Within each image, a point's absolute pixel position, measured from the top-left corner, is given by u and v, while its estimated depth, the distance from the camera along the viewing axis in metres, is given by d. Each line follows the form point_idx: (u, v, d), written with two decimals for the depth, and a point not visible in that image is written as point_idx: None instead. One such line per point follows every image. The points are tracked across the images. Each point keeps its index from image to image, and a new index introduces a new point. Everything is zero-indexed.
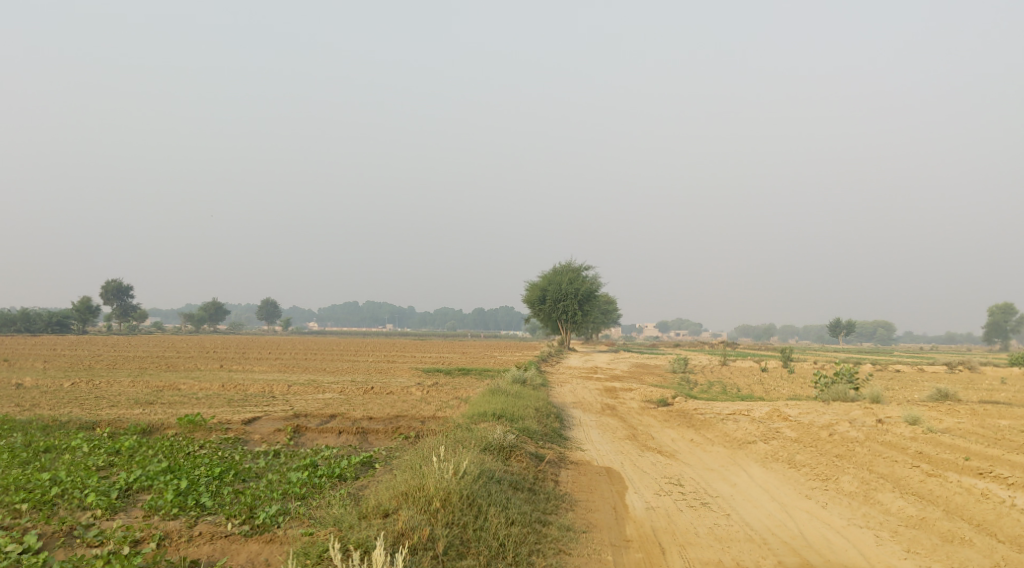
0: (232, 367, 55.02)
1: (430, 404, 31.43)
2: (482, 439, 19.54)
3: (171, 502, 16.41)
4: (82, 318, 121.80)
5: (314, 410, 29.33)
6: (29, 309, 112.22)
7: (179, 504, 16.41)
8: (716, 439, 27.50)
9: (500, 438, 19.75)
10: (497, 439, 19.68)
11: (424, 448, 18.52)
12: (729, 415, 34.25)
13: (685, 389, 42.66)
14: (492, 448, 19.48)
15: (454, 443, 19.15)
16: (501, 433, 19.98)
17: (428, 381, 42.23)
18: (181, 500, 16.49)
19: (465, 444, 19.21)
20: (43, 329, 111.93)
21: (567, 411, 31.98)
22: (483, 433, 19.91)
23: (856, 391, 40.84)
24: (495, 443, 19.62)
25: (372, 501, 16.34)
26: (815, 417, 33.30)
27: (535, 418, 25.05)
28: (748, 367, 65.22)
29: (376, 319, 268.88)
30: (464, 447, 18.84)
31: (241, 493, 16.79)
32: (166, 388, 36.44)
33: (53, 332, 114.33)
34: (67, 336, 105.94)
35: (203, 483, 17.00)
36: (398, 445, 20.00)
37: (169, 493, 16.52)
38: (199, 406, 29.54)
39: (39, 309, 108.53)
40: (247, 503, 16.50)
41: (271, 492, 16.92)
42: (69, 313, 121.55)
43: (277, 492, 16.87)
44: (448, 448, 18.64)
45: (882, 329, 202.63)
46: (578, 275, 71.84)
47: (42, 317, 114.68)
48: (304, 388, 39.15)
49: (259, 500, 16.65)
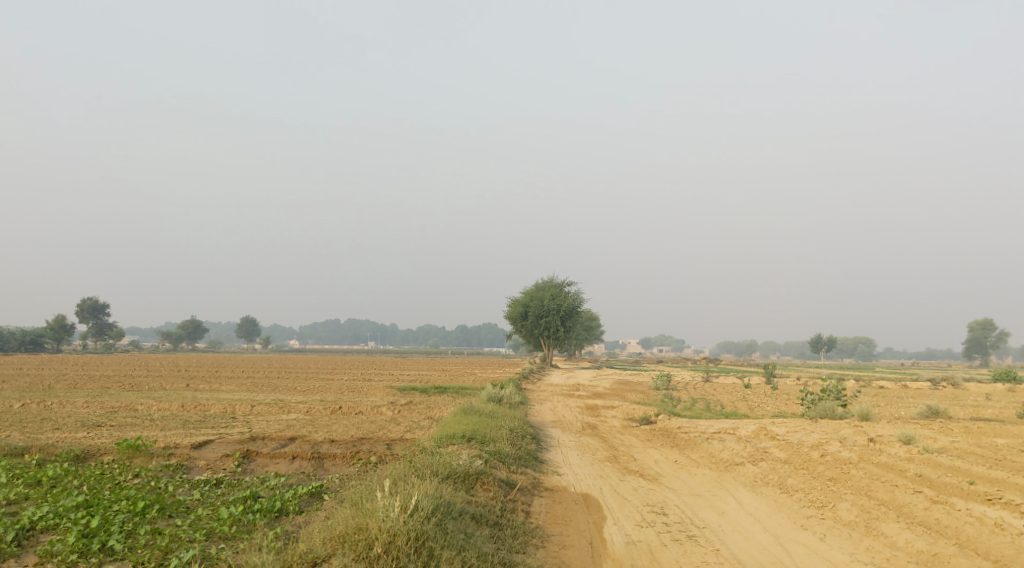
0: (198, 386, 52.90)
1: (399, 425, 29.70)
2: (447, 466, 17.82)
3: (72, 546, 14.66)
4: (55, 336, 118.77)
5: (273, 432, 27.50)
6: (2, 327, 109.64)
7: (82, 549, 14.65)
8: (702, 461, 25.86)
9: (467, 464, 18.05)
10: (462, 466, 17.95)
11: (380, 478, 16.76)
12: (714, 435, 32.67)
13: (668, 406, 41.04)
14: (457, 478, 17.76)
15: (415, 471, 17.42)
16: (468, 458, 18.27)
17: (401, 400, 40.43)
18: (86, 543, 14.74)
19: (427, 472, 17.50)
20: (17, 349, 109.29)
21: (544, 432, 30.29)
22: (447, 459, 18.18)
23: (845, 409, 39.33)
24: (461, 471, 17.92)
25: (301, 546, 14.63)
26: (804, 436, 31.73)
27: (508, 438, 23.32)
28: (731, 383, 63.63)
29: (358, 336, 266.18)
30: (423, 475, 17.11)
31: (158, 533, 15.03)
32: (121, 409, 34.47)
33: (25, 350, 111.53)
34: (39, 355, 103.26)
35: (120, 521, 15.24)
36: (353, 473, 18.25)
37: (74, 535, 14.78)
38: (150, 428, 27.61)
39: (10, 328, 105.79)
40: (162, 546, 14.73)
41: (194, 532, 15.14)
42: (44, 331, 118.89)
43: (200, 532, 15.08)
44: (407, 478, 16.91)
45: (864, 345, 201.69)
46: (559, 291, 70.24)
47: (15, 335, 112.04)
48: (269, 408, 37.26)
49: (176, 542, 14.87)
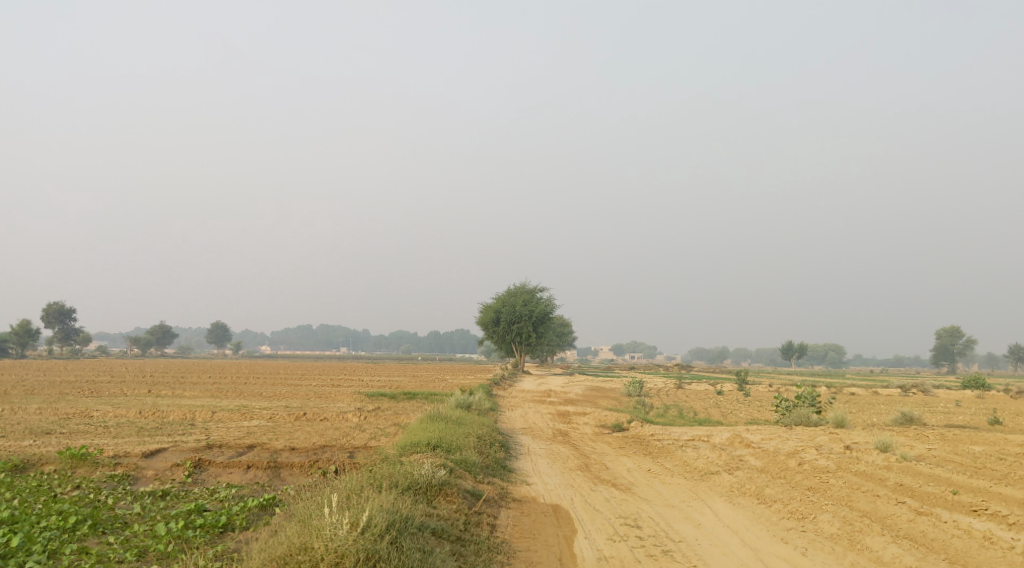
0: (160, 392, 51.55)
1: (363, 432, 28.74)
2: (409, 476, 16.88)
3: None
4: (20, 341, 116.40)
5: (231, 440, 26.44)
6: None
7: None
8: (676, 469, 25.02)
9: (430, 473, 17.10)
10: (424, 476, 16.99)
11: (335, 491, 15.80)
12: (688, 442, 31.95)
13: (640, 413, 40.28)
14: (419, 489, 16.82)
15: (375, 483, 16.47)
16: (430, 467, 17.31)
17: (368, 406, 39.45)
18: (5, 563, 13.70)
19: (386, 484, 16.54)
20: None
21: (514, 439, 29.41)
22: (408, 468, 17.23)
23: (820, 416, 38.74)
24: (423, 481, 16.97)
25: None
26: (779, 444, 31.04)
27: (476, 447, 22.37)
28: (703, 389, 63.03)
29: (330, 342, 264.01)
30: (381, 488, 16.17)
31: (87, 552, 14.01)
32: (75, 416, 33.23)
33: None
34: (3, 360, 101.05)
35: (46, 538, 14.21)
36: (309, 483, 17.28)
37: None
38: (101, 437, 26.48)
39: None
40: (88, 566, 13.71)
41: (125, 551, 14.12)
42: (8, 337, 116.40)
43: (131, 551, 14.06)
44: (364, 490, 15.96)
45: (834, 352, 202.54)
46: (532, 296, 69.39)
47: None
48: (231, 414, 36.14)
49: (105, 561, 13.86)
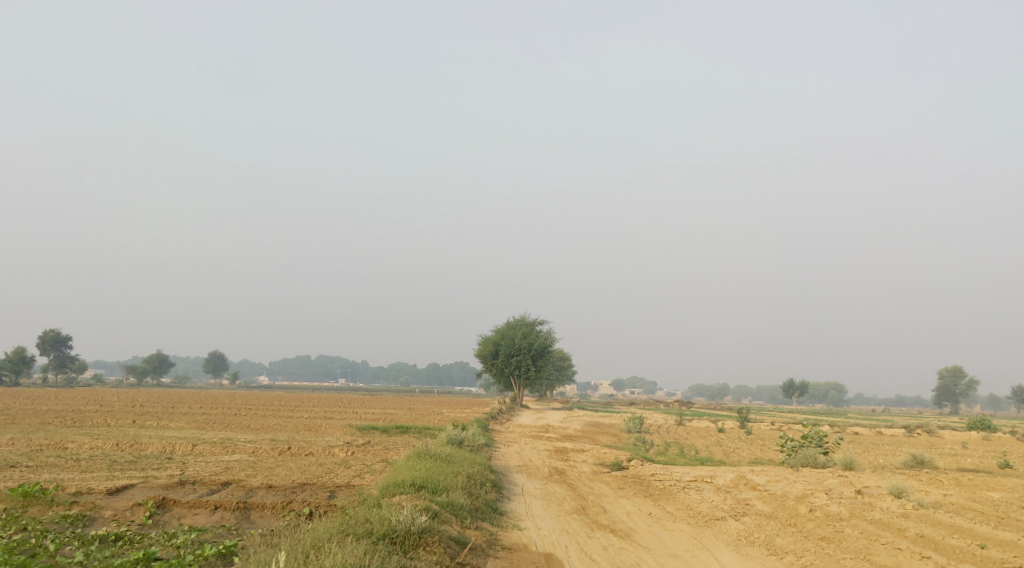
0: (145, 423, 49.96)
1: (348, 469, 27.26)
2: (386, 522, 15.43)
3: None
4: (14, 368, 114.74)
5: (206, 477, 24.98)
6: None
7: None
8: (679, 514, 23.47)
9: (409, 519, 15.66)
10: (403, 523, 15.55)
11: (301, 542, 14.39)
12: (690, 483, 30.46)
13: (640, 451, 38.75)
14: (396, 538, 15.36)
15: (347, 532, 15.05)
16: (410, 511, 15.84)
17: (358, 440, 37.96)
18: None
19: (359, 533, 15.10)
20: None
21: (507, 478, 27.91)
22: (385, 513, 15.78)
23: (827, 457, 37.19)
24: (401, 529, 15.52)
25: None
26: (786, 487, 29.52)
27: (464, 487, 20.83)
28: (704, 427, 61.42)
29: (328, 373, 262.05)
30: (353, 538, 14.75)
31: None
32: (49, 449, 31.79)
33: None
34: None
35: None
36: (277, 528, 15.85)
37: None
38: (69, 471, 25.09)
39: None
40: None
41: None
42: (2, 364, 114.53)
43: None
44: (333, 542, 14.54)
45: (835, 391, 200.70)
46: (532, 329, 67.96)
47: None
48: (213, 447, 34.69)
49: None
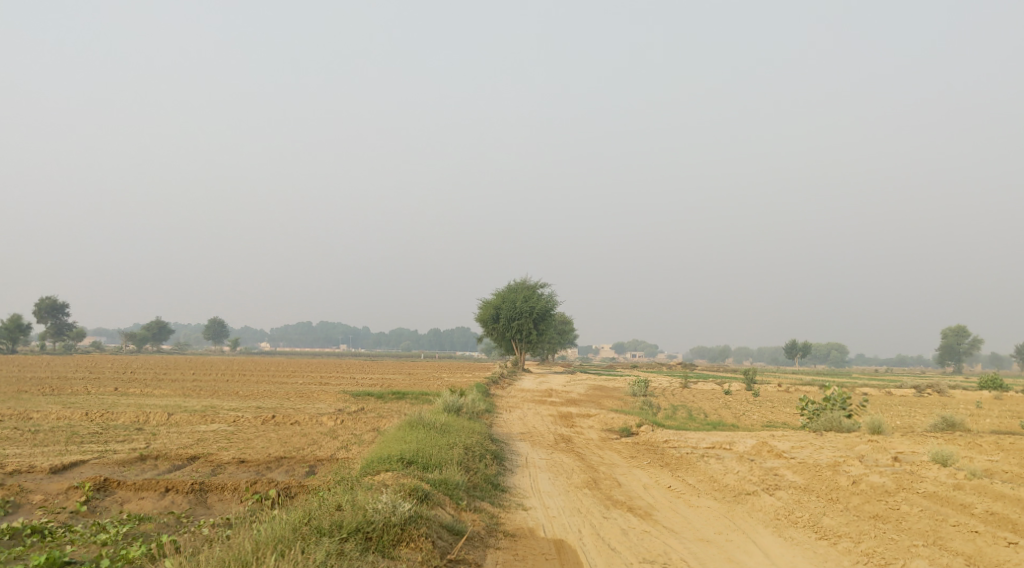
0: (128, 391, 47.31)
1: (333, 440, 24.59)
2: (362, 511, 12.89)
3: None
4: (12, 336, 112.23)
5: (173, 450, 22.32)
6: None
7: None
8: (702, 488, 20.80)
9: (390, 506, 13.07)
10: (381, 513, 12.97)
11: (248, 546, 11.86)
12: (709, 451, 27.80)
13: (650, 415, 36.07)
14: (372, 532, 12.83)
15: (312, 530, 12.55)
16: (391, 497, 13.23)
17: (350, 407, 35.28)
18: None
19: (325, 528, 12.60)
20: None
21: (509, 448, 25.15)
22: (362, 498, 13.23)
23: (852, 420, 34.37)
24: (381, 520, 12.93)
25: None
26: (815, 454, 26.74)
27: (460, 461, 18.05)
28: (711, 389, 58.59)
29: (328, 339, 259.51)
30: (316, 541, 12.19)
31: None
32: (9, 421, 29.06)
33: None
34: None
35: None
36: (230, 519, 13.25)
37: None
38: (19, 446, 22.40)
39: None
40: None
41: None
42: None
43: None
44: (289, 546, 12.03)
45: (836, 351, 198.54)
46: (533, 292, 65.18)
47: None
48: (191, 416, 32.04)
49: None
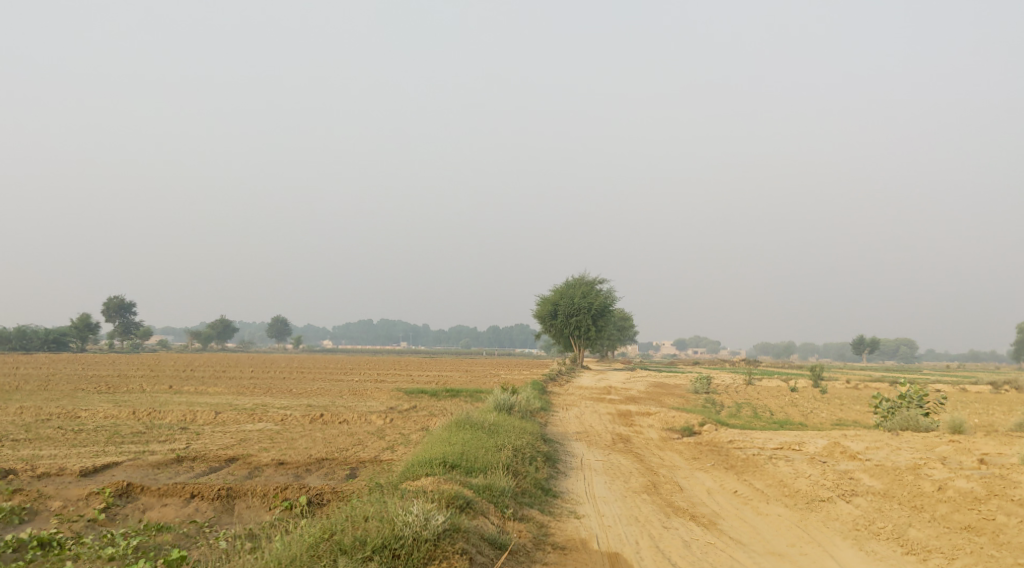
0: (182, 389, 46.95)
1: (379, 440, 23.51)
2: (391, 525, 12.04)
3: None
4: (80, 335, 113.58)
5: (212, 451, 21.43)
6: (26, 325, 103.67)
7: None
8: (771, 493, 19.26)
9: (421, 520, 12.19)
10: (411, 527, 12.11)
11: None
12: (776, 452, 26.17)
13: (713, 414, 34.46)
14: (400, 549, 11.98)
15: (333, 549, 11.80)
16: (423, 509, 12.33)
17: (401, 405, 34.29)
18: None
19: (348, 548, 11.79)
20: (39, 347, 102.51)
21: (562, 448, 23.85)
22: (391, 510, 12.37)
23: (929, 419, 32.31)
24: (411, 535, 12.09)
25: None
26: (892, 456, 24.98)
27: (508, 464, 16.82)
28: (776, 386, 56.52)
29: (390, 336, 260.48)
30: None
31: None
32: (56, 420, 28.51)
33: (50, 349, 105.43)
34: (58, 353, 97.95)
35: None
36: (251, 533, 12.33)
37: None
38: (56, 447, 21.68)
39: (38, 326, 100.16)
40: None
41: None
42: (68, 331, 113.46)
43: None
44: None
45: (904, 347, 193.07)
46: (591, 288, 63.75)
47: (39, 333, 105.66)
48: (239, 415, 31.31)
49: None
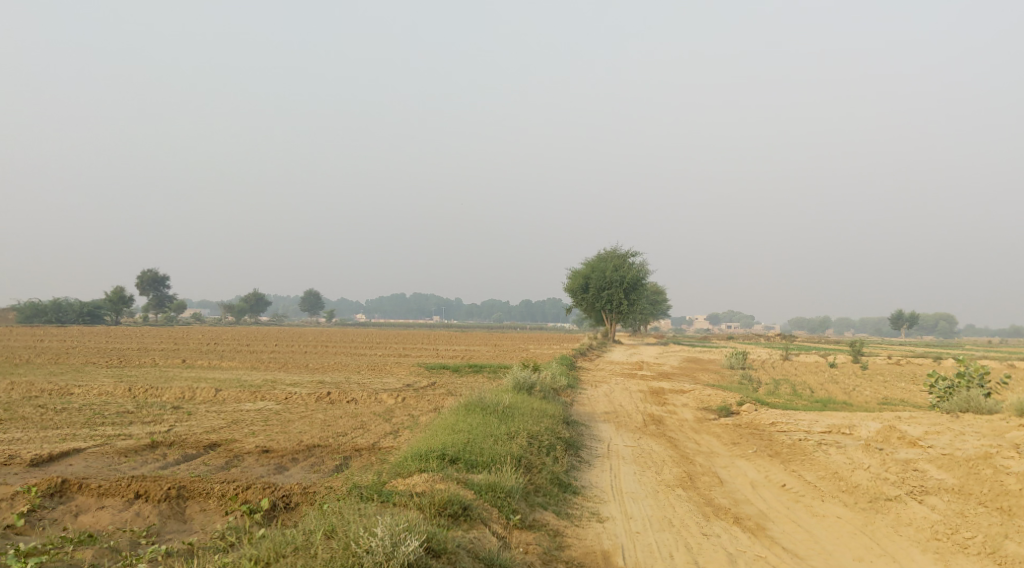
0: (195, 363, 44.90)
1: (381, 423, 21.06)
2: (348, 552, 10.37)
3: None
4: (115, 307, 112.58)
5: (193, 435, 19.10)
6: (61, 298, 102.96)
7: None
8: (826, 488, 16.68)
9: (387, 546, 10.44)
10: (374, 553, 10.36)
11: None
12: (826, 437, 23.44)
13: (753, 392, 31.78)
14: None
15: None
16: (391, 530, 10.53)
17: (417, 382, 31.91)
18: None
19: None
20: (74, 320, 101.61)
21: (587, 432, 21.30)
22: (354, 531, 10.63)
23: (991, 400, 29.26)
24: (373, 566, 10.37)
25: None
26: (957, 442, 22.21)
27: (518, 455, 14.40)
28: (817, 362, 53.65)
29: (421, 310, 258.99)
30: None
31: None
32: (43, 398, 26.38)
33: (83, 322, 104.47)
34: (89, 325, 96.76)
35: None
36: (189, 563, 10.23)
37: None
38: (22, 430, 19.47)
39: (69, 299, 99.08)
40: None
41: None
42: (102, 304, 112.48)
43: None
44: None
45: (945, 322, 188.37)
46: (623, 261, 60.96)
47: (73, 306, 104.84)
48: (242, 392, 29.08)
49: None
